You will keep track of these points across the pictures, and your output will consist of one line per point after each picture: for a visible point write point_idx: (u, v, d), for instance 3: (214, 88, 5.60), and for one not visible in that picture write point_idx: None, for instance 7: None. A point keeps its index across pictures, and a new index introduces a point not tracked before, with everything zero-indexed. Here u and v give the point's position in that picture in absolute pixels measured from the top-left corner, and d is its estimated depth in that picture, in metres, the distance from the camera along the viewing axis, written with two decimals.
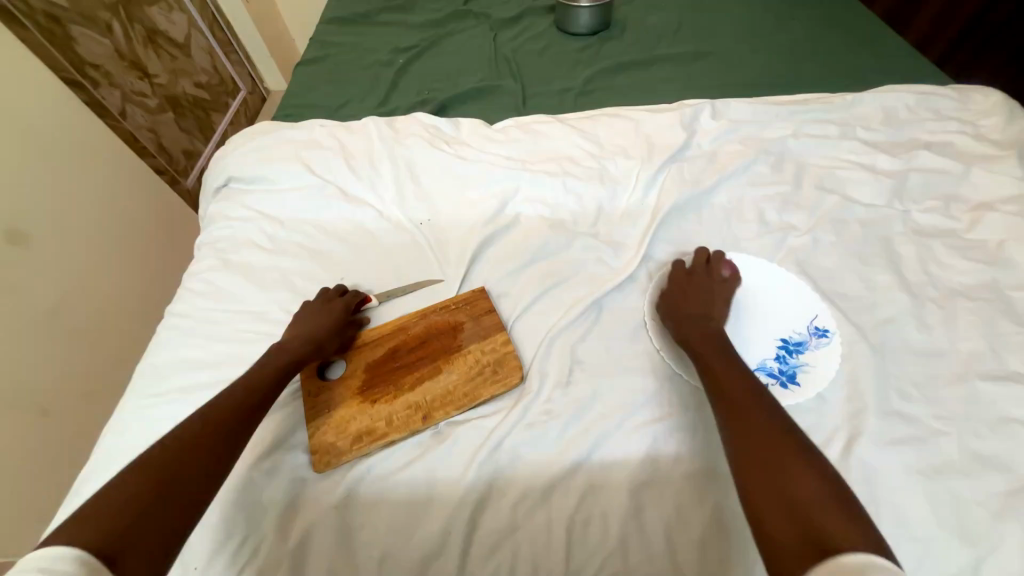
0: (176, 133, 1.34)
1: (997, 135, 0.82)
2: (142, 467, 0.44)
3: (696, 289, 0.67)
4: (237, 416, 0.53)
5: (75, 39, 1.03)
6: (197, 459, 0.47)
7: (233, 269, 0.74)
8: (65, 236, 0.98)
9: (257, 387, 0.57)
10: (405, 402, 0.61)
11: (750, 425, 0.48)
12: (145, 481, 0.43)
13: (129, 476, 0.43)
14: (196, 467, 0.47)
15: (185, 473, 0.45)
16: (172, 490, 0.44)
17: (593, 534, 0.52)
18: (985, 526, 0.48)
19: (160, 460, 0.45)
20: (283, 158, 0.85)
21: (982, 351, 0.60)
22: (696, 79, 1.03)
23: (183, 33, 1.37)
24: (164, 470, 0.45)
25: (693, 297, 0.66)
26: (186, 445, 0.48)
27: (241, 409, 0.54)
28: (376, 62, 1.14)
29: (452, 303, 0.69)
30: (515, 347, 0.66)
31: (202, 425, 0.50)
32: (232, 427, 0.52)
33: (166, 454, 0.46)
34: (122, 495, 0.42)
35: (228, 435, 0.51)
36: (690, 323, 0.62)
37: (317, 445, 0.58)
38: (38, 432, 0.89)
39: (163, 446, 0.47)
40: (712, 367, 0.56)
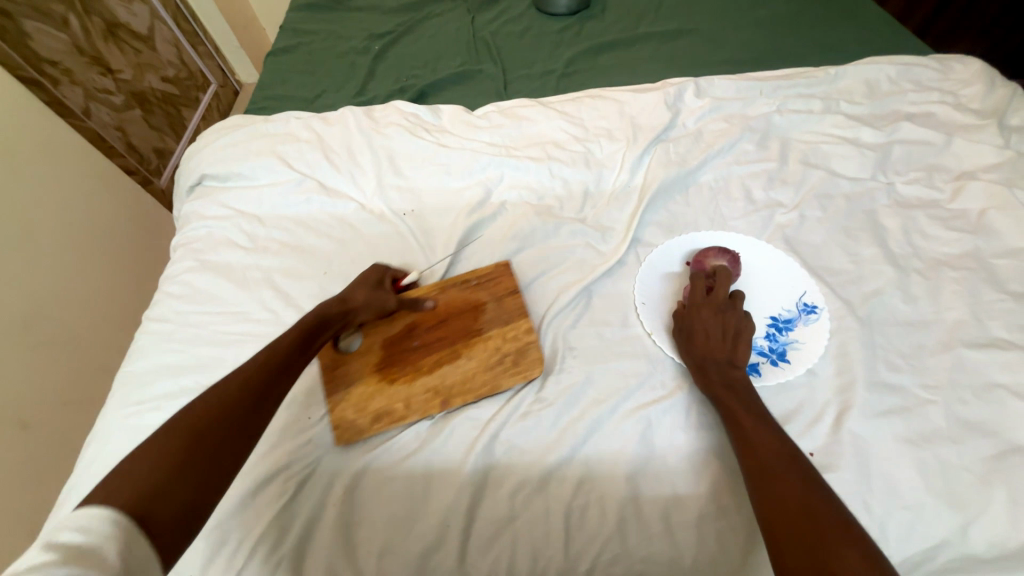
0: (144, 130, 1.29)
1: (978, 103, 0.82)
2: (176, 427, 0.43)
3: (717, 321, 0.58)
4: (265, 376, 0.51)
5: (29, 34, 0.98)
6: (227, 421, 0.45)
7: (212, 269, 0.72)
8: (33, 244, 0.94)
9: (286, 356, 0.54)
10: (425, 384, 0.61)
11: (783, 494, 0.43)
12: (180, 440, 0.42)
13: (167, 433, 0.42)
14: (226, 429, 0.45)
15: (214, 437, 0.43)
16: (205, 452, 0.42)
17: (591, 519, 0.52)
18: (972, 490, 0.49)
19: (191, 423, 0.43)
20: (258, 153, 0.82)
21: (966, 319, 0.60)
22: (679, 57, 1.01)
23: (146, 25, 1.30)
24: (196, 431, 0.43)
25: (714, 331, 0.58)
26: (217, 406, 0.46)
27: (271, 375, 0.51)
28: (351, 49, 1.10)
29: (474, 282, 0.69)
30: (538, 334, 0.65)
31: (234, 386, 0.48)
32: (263, 390, 0.49)
33: (199, 414, 0.44)
34: (154, 455, 0.40)
35: (259, 397, 0.49)
36: (707, 362, 0.56)
37: (338, 420, 0.59)
38: (17, 446, 0.85)
39: (194, 408, 0.45)
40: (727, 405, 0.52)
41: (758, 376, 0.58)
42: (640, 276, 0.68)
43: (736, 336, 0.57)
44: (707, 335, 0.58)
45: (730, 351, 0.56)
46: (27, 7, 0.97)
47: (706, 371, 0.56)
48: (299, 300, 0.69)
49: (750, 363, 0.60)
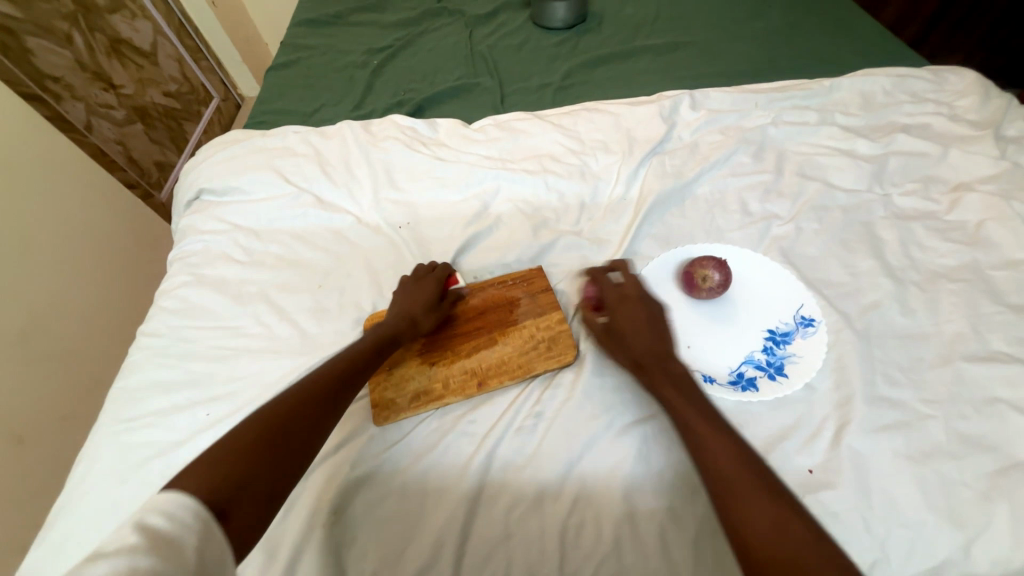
0: (146, 144, 1.31)
1: (973, 115, 0.82)
2: (261, 421, 0.45)
3: (640, 314, 0.58)
4: (339, 379, 0.53)
5: (31, 51, 1.00)
6: (303, 419, 0.47)
7: (208, 284, 0.72)
8: (30, 259, 0.94)
9: (356, 359, 0.56)
10: (462, 366, 0.63)
11: (761, 534, 0.38)
12: (261, 433, 0.44)
13: (253, 425, 0.44)
14: (302, 429, 0.46)
15: (290, 434, 0.45)
16: (279, 451, 0.44)
17: (586, 538, 0.51)
18: (975, 507, 0.48)
19: (272, 419, 0.45)
20: (256, 168, 0.82)
21: (966, 332, 0.60)
22: (675, 69, 1.02)
23: (149, 41, 1.33)
24: (278, 428, 0.45)
25: (644, 325, 0.57)
26: (297, 405, 0.48)
27: (344, 378, 0.53)
28: (350, 64, 1.11)
29: (510, 279, 0.70)
30: (569, 325, 0.66)
31: (310, 386, 0.51)
32: (336, 394, 0.52)
33: (280, 410, 0.47)
34: (242, 445, 0.42)
35: (331, 400, 0.51)
36: (648, 359, 0.54)
37: (378, 399, 0.61)
38: (9, 463, 0.84)
39: (276, 405, 0.47)
40: (684, 415, 0.48)
41: (756, 391, 0.58)
42: None
43: (661, 327, 0.57)
44: (637, 331, 0.57)
45: (662, 343, 0.56)
46: (29, 24, 0.99)
47: (648, 370, 0.54)
48: (293, 315, 0.69)
49: (748, 378, 0.60)
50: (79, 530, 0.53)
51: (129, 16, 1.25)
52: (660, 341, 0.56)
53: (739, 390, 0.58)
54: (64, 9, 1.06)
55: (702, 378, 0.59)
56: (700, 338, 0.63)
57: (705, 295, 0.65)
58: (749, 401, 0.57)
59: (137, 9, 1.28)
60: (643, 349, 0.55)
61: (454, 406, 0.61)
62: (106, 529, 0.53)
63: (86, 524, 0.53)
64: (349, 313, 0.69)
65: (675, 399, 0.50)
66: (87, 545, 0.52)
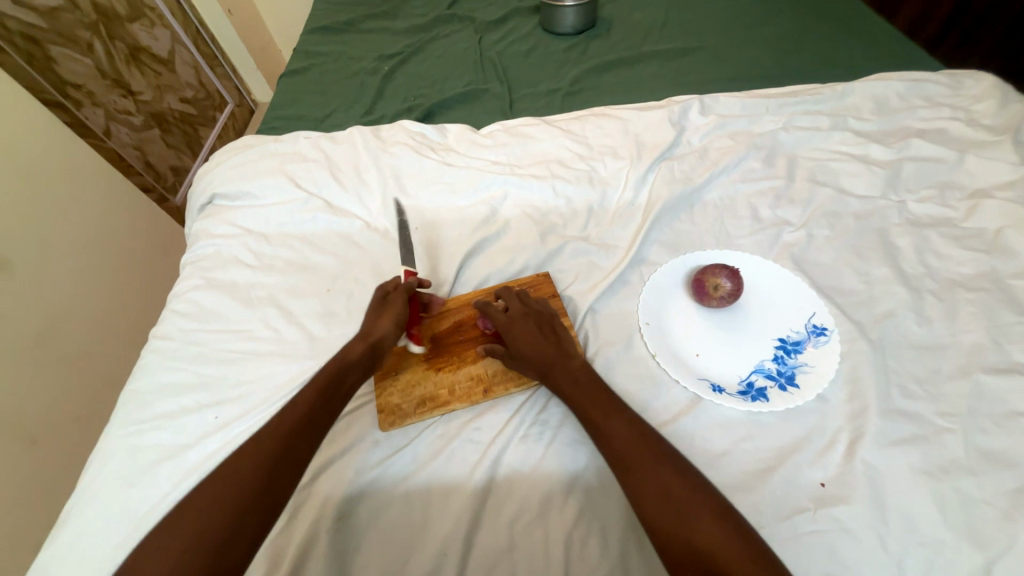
0: (162, 150, 1.34)
1: (991, 119, 0.81)
2: (179, 515, 0.44)
3: (530, 326, 0.61)
4: (274, 441, 0.49)
5: (54, 59, 1.02)
6: (224, 504, 0.45)
7: (219, 288, 0.73)
8: (49, 263, 0.96)
9: (301, 413, 0.52)
10: (468, 372, 0.63)
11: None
12: (180, 530, 0.43)
13: (170, 522, 0.44)
14: (221, 518, 0.44)
15: (209, 525, 0.43)
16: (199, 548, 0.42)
17: (591, 552, 0.50)
18: (995, 525, 0.47)
19: (187, 514, 0.44)
20: (267, 173, 0.84)
21: (984, 343, 0.58)
22: (685, 74, 1.01)
23: (167, 48, 1.36)
24: (194, 524, 0.43)
25: (534, 336, 0.60)
26: (217, 491, 0.46)
27: (279, 442, 0.49)
28: (361, 70, 1.12)
29: (517, 285, 0.70)
30: (576, 331, 0.66)
31: (235, 461, 0.48)
32: (269, 461, 0.48)
33: (199, 501, 0.45)
34: (159, 549, 0.42)
35: (263, 469, 0.47)
36: (548, 366, 0.58)
37: (384, 404, 0.61)
38: (24, 463, 0.86)
39: (194, 495, 0.46)
40: (620, 450, 0.50)
41: (766, 401, 0.57)
42: (644, 295, 0.67)
43: (556, 334, 0.61)
44: (532, 339, 0.60)
45: (557, 346, 0.60)
46: (53, 34, 1.02)
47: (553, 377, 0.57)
48: (302, 319, 0.70)
49: (758, 387, 0.58)
50: (90, 531, 0.54)
51: (148, 24, 1.28)
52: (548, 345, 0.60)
53: (748, 400, 0.57)
54: (86, 19, 1.09)
55: (711, 387, 0.58)
56: (710, 347, 0.62)
57: (716, 305, 0.64)
58: (759, 411, 0.56)
59: (156, 18, 1.31)
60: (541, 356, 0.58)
61: (459, 413, 0.61)
62: (116, 530, 0.54)
63: (96, 524, 0.54)
64: (357, 317, 0.70)
65: (602, 419, 0.52)
66: (97, 546, 0.53)
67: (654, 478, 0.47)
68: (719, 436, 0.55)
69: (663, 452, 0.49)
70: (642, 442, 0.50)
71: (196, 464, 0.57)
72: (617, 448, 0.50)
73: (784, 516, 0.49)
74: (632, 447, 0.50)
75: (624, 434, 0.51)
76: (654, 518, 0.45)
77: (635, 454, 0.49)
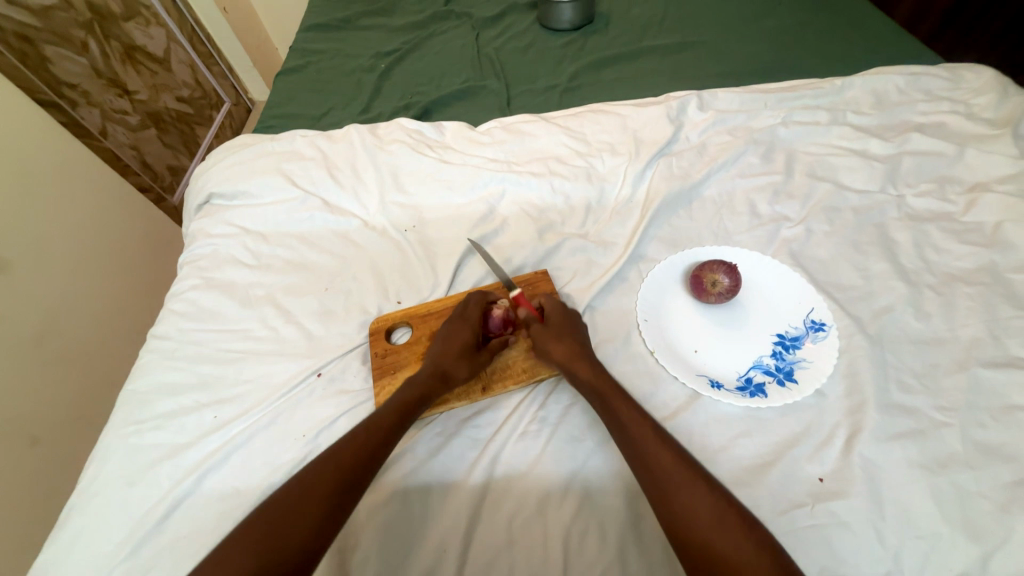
0: (159, 149, 1.33)
1: (991, 113, 0.80)
2: (261, 518, 0.46)
3: (560, 317, 0.62)
4: (355, 458, 0.50)
5: (49, 59, 1.02)
6: (305, 514, 0.46)
7: (217, 287, 0.73)
8: (47, 262, 0.96)
9: (379, 432, 0.53)
10: None
11: None
12: (261, 533, 0.44)
13: (251, 524, 0.45)
14: (302, 526, 0.45)
15: (291, 534, 0.45)
16: (276, 554, 0.43)
17: (589, 547, 0.50)
18: (993, 519, 0.47)
19: (270, 516, 0.46)
20: (265, 172, 0.83)
21: (983, 337, 0.58)
22: (683, 70, 1.01)
23: (163, 47, 1.35)
24: (274, 527, 0.45)
25: (563, 326, 0.60)
26: (296, 499, 0.47)
27: (358, 458, 0.50)
28: (358, 68, 1.12)
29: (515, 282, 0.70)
30: None
31: (316, 473, 0.49)
32: (349, 477, 0.49)
33: (281, 505, 0.46)
34: (241, 547, 0.43)
35: (342, 485, 0.48)
36: (576, 354, 0.57)
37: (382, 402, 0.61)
38: (25, 463, 0.86)
39: (276, 499, 0.47)
40: (659, 462, 0.48)
41: (764, 397, 0.56)
42: (642, 292, 0.67)
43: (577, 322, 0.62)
44: (563, 331, 0.60)
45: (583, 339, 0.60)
46: (47, 33, 1.01)
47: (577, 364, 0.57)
48: (300, 318, 0.70)
49: (756, 383, 0.58)
50: (91, 530, 0.54)
51: (143, 23, 1.28)
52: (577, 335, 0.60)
53: (746, 396, 0.57)
54: (80, 17, 1.08)
55: (709, 383, 0.58)
56: (710, 344, 0.62)
57: (715, 301, 0.64)
58: (757, 407, 0.56)
59: (151, 16, 1.30)
60: (568, 346, 0.58)
61: (459, 412, 0.61)
62: (117, 529, 0.54)
63: (97, 523, 0.54)
64: (355, 316, 0.70)
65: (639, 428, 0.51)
66: (98, 545, 0.53)
67: (689, 495, 0.45)
68: (717, 431, 0.55)
69: (697, 469, 0.48)
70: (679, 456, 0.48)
71: (195, 464, 0.57)
72: (655, 458, 0.48)
73: (781, 510, 0.49)
74: (671, 462, 0.48)
75: (661, 446, 0.49)
76: (685, 536, 0.44)
77: (672, 468, 0.47)
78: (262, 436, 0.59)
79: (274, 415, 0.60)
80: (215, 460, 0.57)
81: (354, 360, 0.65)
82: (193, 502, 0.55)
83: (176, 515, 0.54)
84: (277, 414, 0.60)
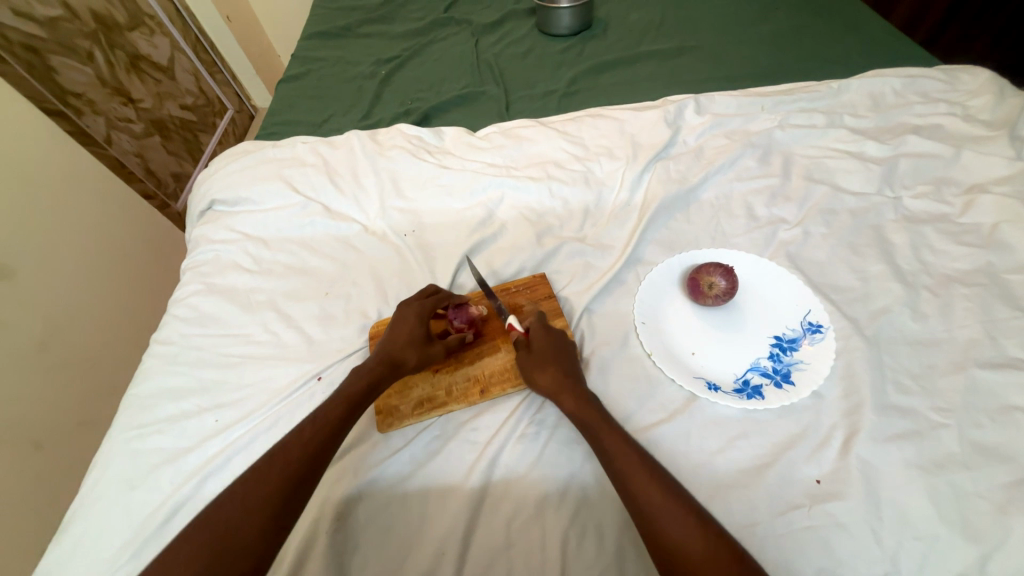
0: (163, 156, 1.35)
1: (988, 114, 0.80)
2: (207, 521, 0.47)
3: (553, 344, 0.60)
4: (301, 456, 0.51)
5: (55, 69, 1.04)
6: (251, 514, 0.47)
7: (219, 292, 0.74)
8: (51, 269, 0.98)
9: (325, 429, 0.53)
10: (464, 374, 0.63)
11: None
12: (208, 536, 0.46)
13: (199, 527, 0.46)
14: (250, 527, 0.46)
15: (241, 528, 0.46)
16: (224, 555, 0.45)
17: (587, 549, 0.51)
18: (990, 520, 0.47)
19: (219, 520, 0.46)
20: (266, 178, 0.84)
21: (980, 338, 0.58)
22: (681, 74, 1.02)
23: (167, 56, 1.37)
24: (222, 530, 0.46)
25: (555, 354, 0.59)
26: (242, 501, 0.48)
27: (305, 456, 0.51)
28: (359, 74, 1.13)
29: (513, 286, 0.70)
30: (572, 332, 0.66)
31: (262, 474, 0.49)
32: (295, 475, 0.50)
33: (227, 509, 0.47)
34: (186, 552, 0.45)
35: (287, 484, 0.49)
36: (566, 382, 0.56)
37: (381, 406, 0.61)
38: (29, 467, 0.87)
39: (223, 502, 0.48)
40: (649, 500, 0.46)
41: (761, 398, 0.57)
42: (639, 294, 0.67)
43: (571, 351, 0.60)
44: (554, 359, 0.59)
45: (576, 369, 0.59)
46: (53, 43, 1.03)
47: (568, 394, 0.55)
48: (301, 322, 0.70)
49: (753, 385, 0.58)
50: (93, 533, 0.55)
51: (147, 33, 1.30)
52: (571, 365, 0.59)
53: (744, 398, 0.57)
54: (86, 28, 1.10)
55: (706, 385, 0.59)
56: (707, 346, 0.63)
57: (712, 303, 0.64)
58: (754, 409, 0.56)
59: (155, 26, 1.32)
60: (558, 375, 0.57)
61: (457, 415, 0.61)
62: (118, 532, 0.54)
63: (99, 527, 0.55)
64: (355, 320, 0.70)
65: (627, 460, 0.49)
66: (100, 548, 0.54)
67: (683, 536, 0.44)
68: (715, 434, 0.56)
69: (688, 502, 0.47)
70: (667, 490, 0.47)
71: (196, 467, 0.58)
72: (644, 497, 0.47)
73: (779, 512, 0.50)
74: (661, 499, 0.46)
75: (652, 481, 0.47)
76: None
77: (660, 506, 0.46)
78: (263, 440, 0.60)
79: (274, 418, 0.61)
80: (215, 464, 0.57)
81: (355, 363, 0.66)
82: (193, 505, 0.55)
83: (177, 518, 0.55)
84: (278, 418, 0.61)
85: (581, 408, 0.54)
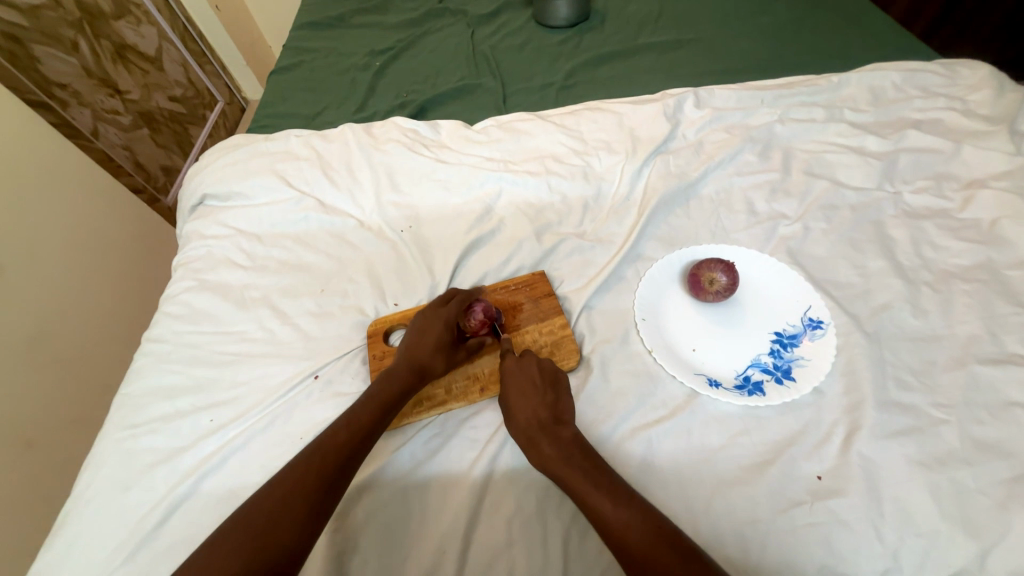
0: (152, 149, 1.32)
1: (987, 109, 0.80)
2: (246, 517, 0.46)
3: (524, 381, 0.58)
4: (337, 454, 0.51)
5: (38, 59, 1.01)
6: (289, 512, 0.46)
7: (211, 289, 0.72)
8: (38, 264, 0.95)
9: (356, 430, 0.53)
10: (464, 372, 0.63)
11: None
12: (247, 531, 0.45)
13: (239, 520, 0.46)
14: (288, 522, 0.46)
15: (278, 525, 0.45)
16: (267, 552, 0.44)
17: (588, 551, 0.50)
18: (990, 516, 0.47)
19: (255, 517, 0.46)
20: (258, 172, 0.82)
21: (980, 334, 0.58)
22: (680, 67, 1.00)
23: (154, 46, 1.33)
24: (256, 526, 0.45)
25: (526, 391, 0.57)
26: (282, 495, 0.47)
27: (340, 453, 0.51)
28: (352, 66, 1.11)
29: (513, 284, 0.69)
30: (571, 330, 0.66)
31: (302, 466, 0.49)
32: (333, 472, 0.49)
33: (266, 504, 0.47)
34: (223, 549, 0.43)
35: (325, 480, 0.49)
36: (535, 432, 0.54)
37: None
38: (20, 465, 0.85)
39: (262, 497, 0.47)
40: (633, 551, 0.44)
41: (762, 395, 0.56)
42: (640, 290, 0.67)
43: (550, 391, 0.57)
44: (523, 400, 0.56)
45: (551, 407, 0.55)
46: (36, 33, 1.00)
47: (537, 444, 0.53)
48: (296, 319, 0.69)
49: (755, 382, 0.58)
50: (85, 537, 0.53)
51: (133, 22, 1.26)
52: (543, 406, 0.55)
53: (745, 395, 0.57)
54: (70, 17, 1.07)
55: (707, 382, 0.58)
56: (708, 343, 0.62)
57: (712, 299, 0.64)
58: (756, 405, 0.56)
59: (142, 15, 1.29)
60: (528, 421, 0.55)
61: (456, 413, 0.61)
62: (112, 535, 0.53)
63: (92, 530, 0.54)
64: (352, 317, 0.69)
65: (593, 498, 0.47)
66: (94, 550, 0.53)
67: None
68: (716, 431, 0.55)
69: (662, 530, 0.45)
70: (638, 520, 0.45)
71: (190, 468, 0.57)
72: (627, 544, 0.44)
73: (780, 509, 0.49)
74: (644, 544, 0.44)
75: (624, 514, 0.46)
76: None
77: (627, 537, 0.45)
78: (259, 440, 0.59)
79: (271, 418, 0.60)
80: (212, 463, 0.56)
81: (352, 361, 0.65)
82: (189, 506, 0.54)
83: (172, 520, 0.54)
84: (274, 417, 0.60)
85: (551, 460, 0.51)
